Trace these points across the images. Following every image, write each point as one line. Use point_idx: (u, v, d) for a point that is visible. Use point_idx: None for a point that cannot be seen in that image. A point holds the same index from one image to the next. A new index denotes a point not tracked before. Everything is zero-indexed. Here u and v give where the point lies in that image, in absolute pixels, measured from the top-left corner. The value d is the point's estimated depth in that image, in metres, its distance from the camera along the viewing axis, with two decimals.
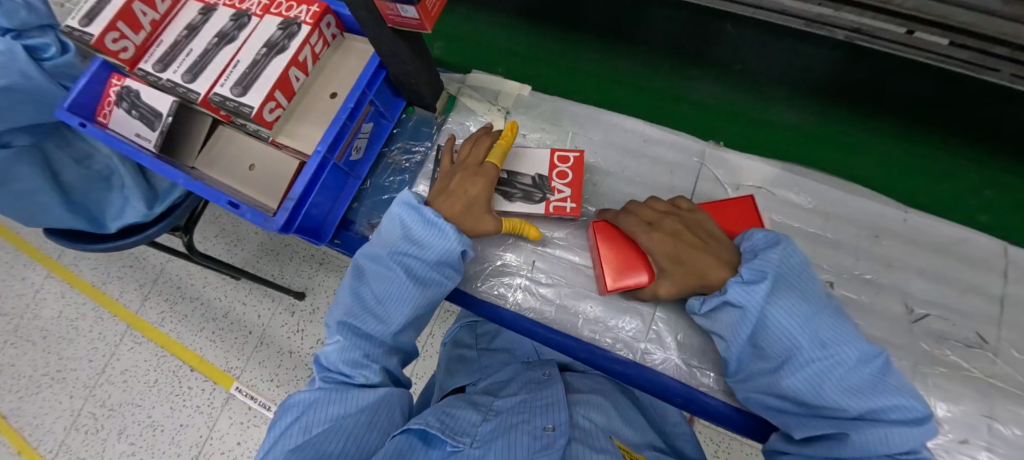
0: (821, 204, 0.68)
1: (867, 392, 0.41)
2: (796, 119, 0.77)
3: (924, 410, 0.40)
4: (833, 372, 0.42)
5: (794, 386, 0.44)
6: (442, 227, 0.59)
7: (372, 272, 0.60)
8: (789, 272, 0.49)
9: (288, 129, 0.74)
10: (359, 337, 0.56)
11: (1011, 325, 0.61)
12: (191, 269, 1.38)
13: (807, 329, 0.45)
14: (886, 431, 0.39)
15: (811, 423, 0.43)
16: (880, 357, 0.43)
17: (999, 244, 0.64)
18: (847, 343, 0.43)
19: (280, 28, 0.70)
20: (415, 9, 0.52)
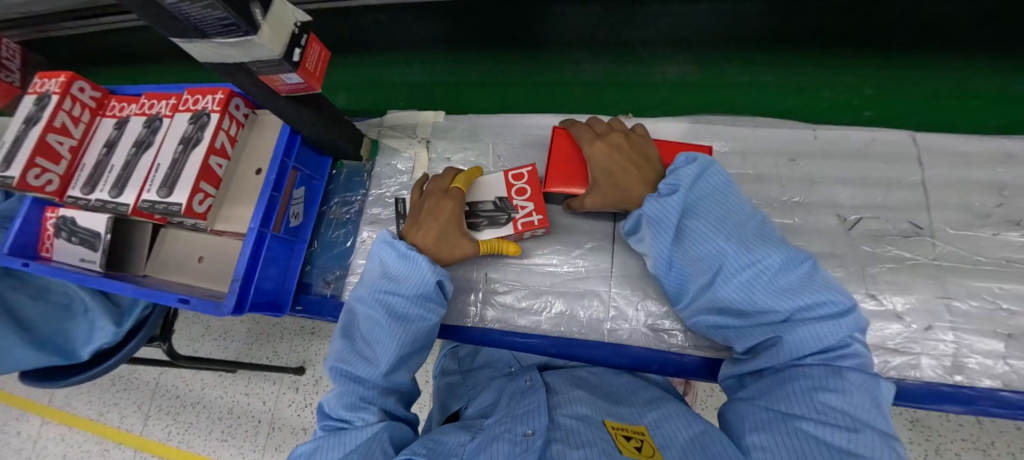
0: (733, 144, 0.72)
1: (797, 292, 0.45)
2: (682, 75, 0.77)
3: (848, 302, 0.44)
4: (763, 278, 0.48)
5: (728, 299, 0.50)
6: (415, 259, 0.59)
7: (363, 315, 0.60)
8: (707, 198, 0.56)
9: (225, 214, 0.76)
10: (352, 381, 0.54)
11: (937, 207, 0.64)
12: (185, 375, 1.37)
13: (735, 242, 0.51)
14: (812, 326, 0.44)
15: (750, 331, 0.49)
16: (807, 260, 0.47)
17: (906, 136, 0.68)
18: (774, 252, 0.48)
19: (191, 123, 0.72)
20: (297, 74, 0.55)
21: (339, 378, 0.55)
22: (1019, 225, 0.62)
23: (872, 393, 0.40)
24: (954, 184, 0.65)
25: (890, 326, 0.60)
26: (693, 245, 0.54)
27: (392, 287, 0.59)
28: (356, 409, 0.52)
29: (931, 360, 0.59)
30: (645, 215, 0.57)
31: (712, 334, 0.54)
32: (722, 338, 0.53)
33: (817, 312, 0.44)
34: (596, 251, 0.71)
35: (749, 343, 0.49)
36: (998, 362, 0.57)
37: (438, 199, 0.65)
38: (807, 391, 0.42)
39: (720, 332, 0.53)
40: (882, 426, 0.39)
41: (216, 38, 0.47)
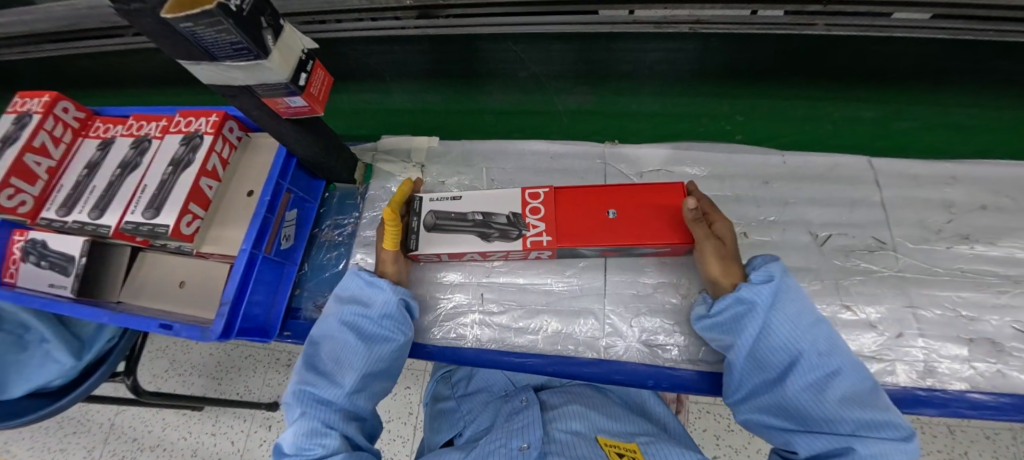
0: (711, 168, 0.77)
1: (866, 406, 0.48)
2: (580, 102, 0.83)
3: (907, 429, 0.47)
4: (836, 384, 0.50)
5: (798, 397, 0.51)
6: (380, 283, 0.62)
7: (327, 342, 0.60)
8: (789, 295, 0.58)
9: (212, 236, 0.74)
10: (315, 406, 0.54)
11: (896, 223, 0.71)
12: (145, 414, 1.27)
13: (813, 344, 0.53)
14: (881, 441, 0.46)
15: (814, 434, 0.49)
16: (870, 380, 0.51)
17: (863, 160, 0.75)
18: (846, 362, 0.51)
19: (183, 144, 0.72)
20: (301, 98, 0.57)
21: (302, 404, 0.54)
22: (967, 239, 0.69)
23: None
24: (909, 203, 0.72)
25: (865, 335, 0.64)
26: (772, 337, 0.55)
27: (359, 310, 0.61)
28: (317, 434, 0.51)
29: (905, 366, 0.62)
30: (734, 294, 0.58)
31: (764, 433, 0.54)
32: (777, 439, 0.52)
33: (882, 430, 0.47)
34: (590, 269, 0.72)
35: (811, 450, 0.49)
36: (963, 366, 0.62)
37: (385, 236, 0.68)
38: None
39: (776, 432, 0.52)
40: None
41: (225, 62, 0.48)
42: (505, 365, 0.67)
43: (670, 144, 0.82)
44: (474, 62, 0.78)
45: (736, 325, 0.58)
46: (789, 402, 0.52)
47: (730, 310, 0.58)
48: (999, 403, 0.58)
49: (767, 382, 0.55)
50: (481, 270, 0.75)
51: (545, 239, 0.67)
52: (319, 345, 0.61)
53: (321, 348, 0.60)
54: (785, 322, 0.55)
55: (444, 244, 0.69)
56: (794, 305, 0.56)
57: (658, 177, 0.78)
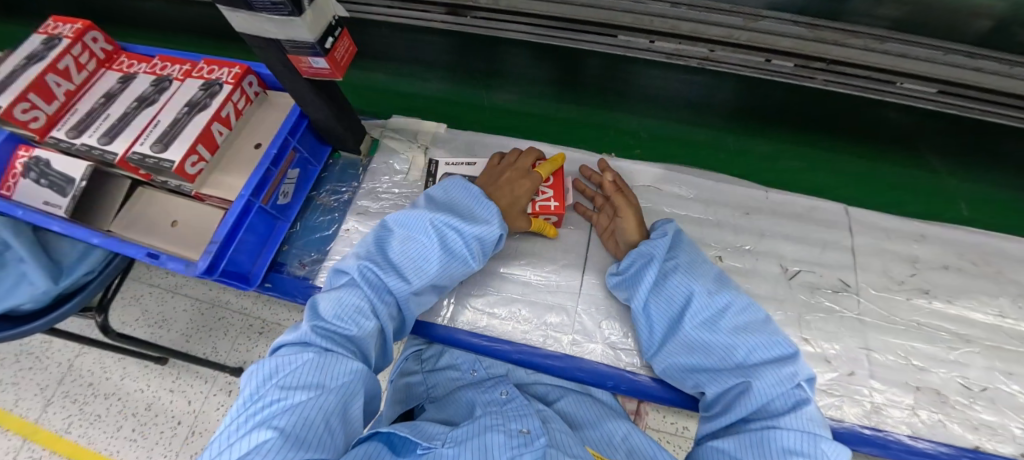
0: (698, 193, 0.81)
1: (753, 333, 0.55)
2: (505, 100, 0.96)
3: (792, 351, 0.53)
4: (726, 315, 0.57)
5: (692, 337, 0.58)
6: (489, 208, 0.65)
7: (384, 239, 0.63)
8: (686, 248, 0.67)
9: (213, 180, 0.76)
10: (372, 290, 0.57)
11: (862, 269, 0.75)
12: (106, 360, 1.18)
13: (703, 284, 0.60)
14: (770, 369, 0.51)
15: (719, 375, 0.55)
16: (760, 312, 0.58)
17: (839, 207, 0.80)
18: (734, 297, 0.59)
19: (202, 89, 0.75)
20: (324, 60, 0.60)
21: (361, 279, 0.57)
22: (926, 293, 0.73)
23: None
24: (877, 252, 0.76)
25: (819, 369, 0.67)
26: (670, 285, 0.62)
27: (455, 222, 0.63)
28: (364, 319, 0.53)
29: (853, 403, 0.65)
30: (638, 249, 0.67)
31: (679, 380, 0.60)
32: (689, 382, 0.59)
33: (769, 355, 0.53)
34: (569, 268, 0.75)
35: (719, 388, 0.54)
36: (908, 411, 0.65)
37: (517, 175, 0.72)
38: (782, 454, 0.43)
39: (688, 376, 0.59)
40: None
41: (261, 13, 0.52)
42: (475, 346, 0.69)
43: (664, 165, 0.86)
44: (460, 63, 0.93)
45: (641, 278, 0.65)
46: (690, 343, 0.59)
47: (636, 266, 0.66)
48: (938, 452, 0.61)
49: (672, 330, 0.62)
50: None
51: (552, 204, 0.75)
52: (393, 234, 0.64)
53: (386, 243, 0.63)
54: (684, 270, 0.63)
55: None
56: (688, 255, 0.66)
57: (647, 193, 0.81)
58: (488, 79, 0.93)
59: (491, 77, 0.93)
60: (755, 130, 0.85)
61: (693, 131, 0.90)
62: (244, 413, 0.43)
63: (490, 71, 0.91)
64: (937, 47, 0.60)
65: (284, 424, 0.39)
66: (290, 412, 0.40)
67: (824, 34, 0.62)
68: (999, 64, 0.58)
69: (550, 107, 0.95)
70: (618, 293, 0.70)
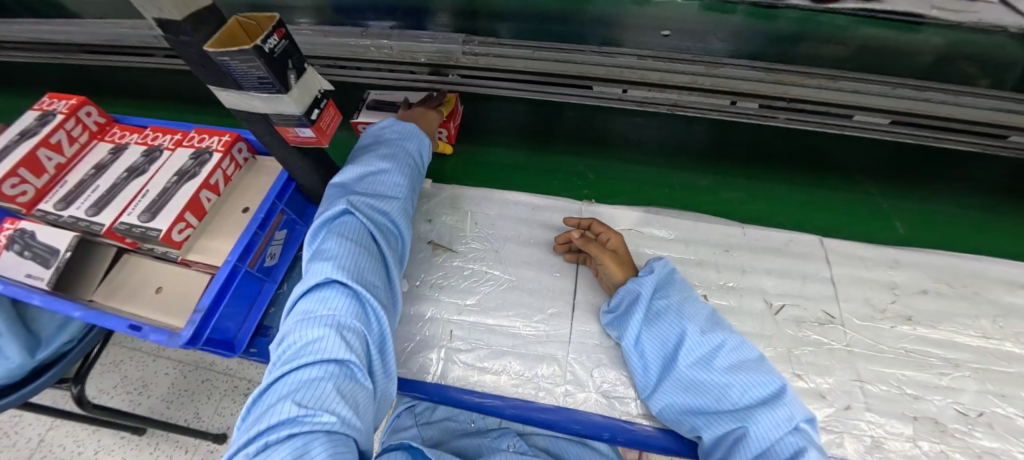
0: (678, 233, 0.83)
1: (747, 372, 0.55)
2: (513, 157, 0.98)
3: (787, 388, 0.53)
4: (719, 353, 0.58)
5: (687, 378, 0.58)
6: (414, 129, 0.74)
7: (348, 185, 0.67)
8: (674, 282, 0.68)
9: (199, 246, 0.77)
10: (365, 220, 0.61)
11: (844, 300, 0.76)
12: (79, 432, 1.12)
13: (694, 322, 0.61)
14: (767, 411, 0.51)
15: (715, 417, 0.55)
16: (755, 351, 0.58)
17: (815, 239, 0.82)
18: (726, 335, 0.59)
19: (192, 158, 0.78)
20: (311, 130, 0.63)
21: (342, 220, 0.60)
22: (909, 320, 0.74)
23: None
24: (856, 281, 0.78)
25: (815, 405, 0.67)
26: (660, 323, 0.63)
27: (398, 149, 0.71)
28: (361, 247, 0.58)
29: (853, 439, 0.65)
30: (628, 286, 0.68)
31: (674, 422, 0.60)
32: (686, 426, 0.58)
33: (765, 395, 0.53)
34: (557, 317, 0.75)
35: (716, 431, 0.54)
36: (909, 444, 0.64)
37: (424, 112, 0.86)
38: None
39: (684, 419, 0.58)
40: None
41: (250, 91, 0.55)
42: (467, 404, 0.66)
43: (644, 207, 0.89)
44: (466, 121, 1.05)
45: (631, 316, 0.66)
46: (686, 384, 0.59)
47: (628, 302, 0.67)
48: None
49: (667, 370, 0.62)
50: (453, 305, 0.77)
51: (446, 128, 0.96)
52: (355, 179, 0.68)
53: (350, 187, 0.66)
54: (672, 305, 0.64)
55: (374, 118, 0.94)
56: (675, 289, 0.67)
57: (629, 236, 0.83)
58: (471, 134, 1.03)
59: (468, 133, 1.03)
60: (694, 167, 0.95)
61: (639, 173, 0.95)
62: (280, 382, 0.45)
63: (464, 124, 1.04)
64: (883, 84, 0.70)
65: (334, 406, 0.41)
66: (335, 389, 0.43)
67: (783, 77, 0.72)
68: (940, 94, 0.69)
69: (498, 153, 0.99)
70: (612, 331, 0.71)
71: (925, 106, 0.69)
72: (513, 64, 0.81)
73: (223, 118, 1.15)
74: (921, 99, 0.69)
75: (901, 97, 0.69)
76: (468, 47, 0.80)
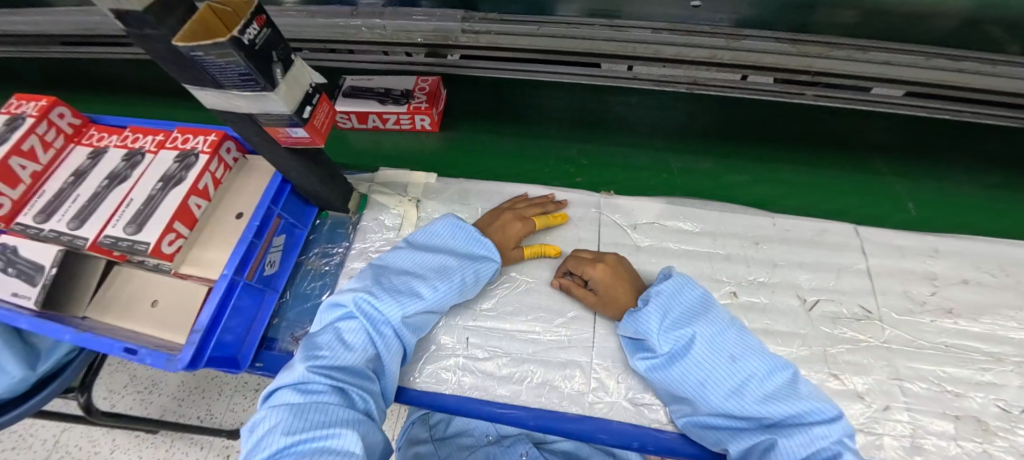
0: (704, 225, 0.78)
1: (780, 390, 0.52)
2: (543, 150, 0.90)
3: (829, 410, 0.50)
4: (752, 371, 0.54)
5: (713, 391, 0.54)
6: (467, 228, 0.69)
7: (371, 271, 0.64)
8: (696, 295, 0.63)
9: (193, 257, 0.72)
10: (369, 318, 0.57)
11: (882, 293, 0.72)
12: (92, 434, 1.08)
13: (722, 338, 0.57)
14: (806, 430, 0.49)
15: (745, 432, 0.52)
16: (789, 368, 0.55)
17: (849, 227, 0.77)
18: (756, 353, 0.56)
19: (176, 162, 0.72)
20: (304, 129, 0.57)
21: (356, 309, 0.57)
22: (950, 312, 0.70)
23: None
24: (894, 272, 0.73)
25: (854, 406, 0.63)
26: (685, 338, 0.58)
27: (438, 251, 0.67)
28: (356, 349, 0.53)
29: (893, 440, 0.61)
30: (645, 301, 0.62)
31: (701, 437, 0.56)
32: (710, 439, 0.55)
33: (805, 416, 0.50)
34: (579, 320, 0.71)
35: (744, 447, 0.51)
36: (951, 444, 0.61)
37: (510, 216, 0.73)
38: None
39: (709, 433, 0.55)
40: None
41: (231, 90, 0.48)
42: (487, 415, 0.63)
43: (666, 197, 0.83)
44: (474, 107, 0.97)
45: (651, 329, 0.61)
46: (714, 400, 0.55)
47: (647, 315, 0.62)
48: None
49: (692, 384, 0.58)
50: (467, 311, 0.72)
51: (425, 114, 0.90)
52: (382, 269, 0.65)
53: (372, 273, 0.63)
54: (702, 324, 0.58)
55: (352, 104, 0.90)
56: (698, 301, 0.62)
57: (651, 231, 0.77)
58: (470, 122, 0.95)
59: (458, 120, 0.96)
60: (709, 150, 0.89)
61: (655, 158, 0.88)
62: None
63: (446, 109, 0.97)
64: (917, 52, 0.62)
65: None
66: None
67: (808, 48, 0.64)
68: (979, 63, 0.61)
69: (481, 141, 0.92)
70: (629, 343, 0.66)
71: (958, 77, 0.62)
72: (517, 42, 0.73)
73: (204, 116, 1.05)
74: (955, 69, 0.61)
75: (934, 68, 0.62)
76: (468, 24, 0.72)
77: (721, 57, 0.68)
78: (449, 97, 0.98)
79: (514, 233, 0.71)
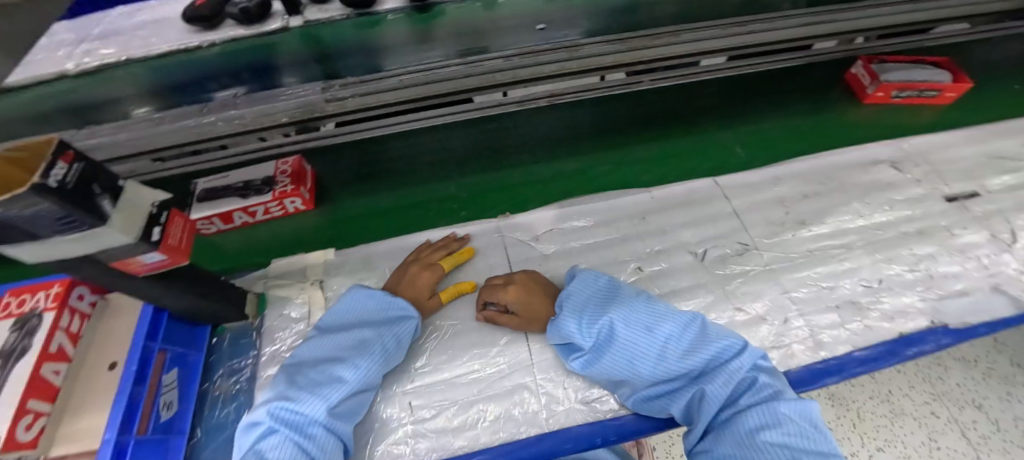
0: (596, 217, 0.84)
1: (694, 344, 0.59)
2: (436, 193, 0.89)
3: (734, 343, 0.59)
4: (668, 339, 0.59)
5: (645, 369, 0.59)
6: (376, 294, 0.68)
7: (285, 375, 0.59)
8: (602, 287, 0.66)
9: (62, 433, 0.60)
10: (291, 426, 0.52)
11: (751, 226, 0.83)
12: None
13: (636, 319, 0.61)
14: (724, 370, 0.56)
15: (681, 392, 0.58)
16: (693, 319, 0.62)
17: (710, 181, 0.89)
18: (666, 319, 0.61)
19: (12, 330, 0.60)
20: (159, 252, 0.52)
21: (274, 422, 0.52)
22: (804, 224, 0.84)
23: (803, 414, 0.53)
24: (754, 206, 0.86)
25: (762, 329, 0.72)
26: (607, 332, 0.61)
27: (353, 327, 0.65)
28: None
29: (799, 345, 0.71)
30: (562, 312, 0.64)
31: (649, 411, 0.61)
32: (656, 410, 0.60)
33: (719, 357, 0.58)
34: (513, 344, 0.71)
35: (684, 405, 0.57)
36: (839, 330, 0.72)
37: (417, 268, 0.72)
38: (766, 440, 0.49)
39: (654, 404, 0.60)
40: (819, 448, 0.50)
41: (55, 238, 0.43)
42: None
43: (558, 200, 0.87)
44: (348, 172, 0.93)
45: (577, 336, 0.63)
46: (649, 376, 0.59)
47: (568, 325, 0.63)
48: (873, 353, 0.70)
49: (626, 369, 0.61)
50: (402, 376, 0.69)
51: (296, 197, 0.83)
52: (295, 368, 0.60)
53: (285, 377, 0.59)
54: (615, 315, 0.61)
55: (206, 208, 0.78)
56: (605, 293, 0.65)
57: (553, 237, 0.82)
58: (342, 189, 0.90)
59: (327, 190, 0.90)
60: (585, 148, 0.96)
61: (540, 169, 0.92)
62: None
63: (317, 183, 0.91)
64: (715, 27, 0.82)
65: None
66: None
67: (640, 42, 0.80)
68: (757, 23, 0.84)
69: (356, 206, 0.88)
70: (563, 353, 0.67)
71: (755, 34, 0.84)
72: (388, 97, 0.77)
73: (33, 270, 0.88)
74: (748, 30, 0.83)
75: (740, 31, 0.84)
76: (330, 93, 0.74)
77: (577, 64, 0.80)
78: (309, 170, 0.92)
79: (427, 284, 0.71)
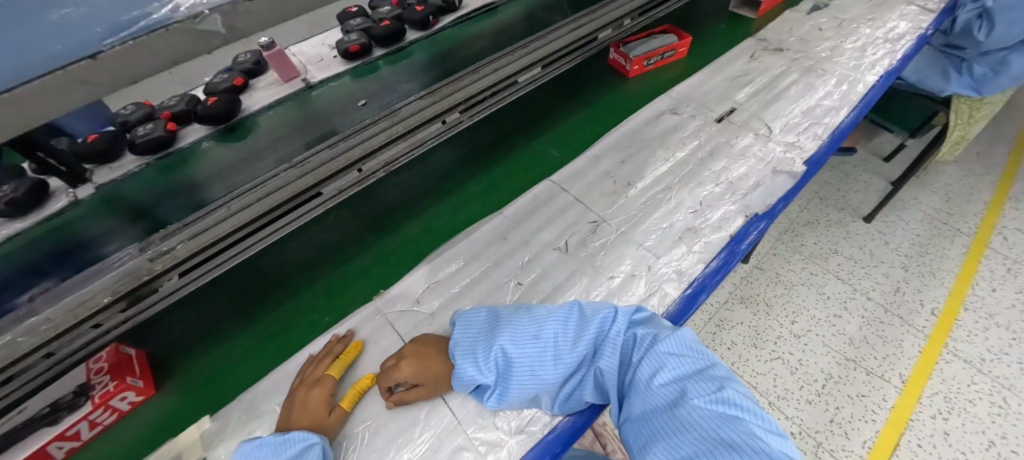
0: (465, 255, 0.88)
1: (578, 330, 0.65)
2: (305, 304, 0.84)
3: (608, 313, 0.66)
4: (556, 337, 0.65)
5: (549, 374, 0.63)
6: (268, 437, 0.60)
7: None
8: (486, 321, 0.70)
9: None
10: None
11: (592, 204, 0.95)
12: None
13: (523, 335, 0.65)
14: (608, 340, 0.63)
15: (587, 376, 0.64)
16: (571, 309, 0.68)
17: (547, 182, 1.00)
18: (547, 321, 0.66)
19: None
20: None
21: None
22: (630, 184, 0.98)
23: (681, 343, 0.60)
24: (588, 187, 0.98)
25: (633, 285, 0.81)
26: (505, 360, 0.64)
27: None
28: None
29: (665, 283, 0.81)
30: (459, 363, 0.65)
31: (573, 406, 0.66)
32: (576, 401, 0.65)
33: (602, 331, 0.64)
34: (434, 412, 0.68)
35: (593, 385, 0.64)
36: (687, 256, 0.85)
37: (306, 388, 0.66)
38: (660, 384, 0.56)
39: (573, 398, 0.65)
40: (698, 366, 0.57)
41: None
42: None
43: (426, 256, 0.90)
44: (196, 324, 0.81)
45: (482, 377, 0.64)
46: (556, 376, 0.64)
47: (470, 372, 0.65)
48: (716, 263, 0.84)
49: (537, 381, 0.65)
50: None
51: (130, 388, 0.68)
52: None
53: None
54: (504, 341, 0.64)
55: None
56: (491, 325, 0.69)
57: (432, 292, 0.83)
58: (192, 348, 0.78)
59: (173, 357, 0.77)
60: (432, 199, 1.01)
61: (401, 235, 0.94)
62: None
63: (148, 361, 0.75)
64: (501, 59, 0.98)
65: None
66: None
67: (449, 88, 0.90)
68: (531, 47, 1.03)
69: (217, 358, 0.77)
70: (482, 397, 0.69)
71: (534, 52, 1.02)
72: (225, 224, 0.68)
73: None
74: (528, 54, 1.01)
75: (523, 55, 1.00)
76: (152, 250, 0.63)
77: (405, 123, 0.84)
78: (136, 348, 0.77)
79: (321, 399, 0.65)
